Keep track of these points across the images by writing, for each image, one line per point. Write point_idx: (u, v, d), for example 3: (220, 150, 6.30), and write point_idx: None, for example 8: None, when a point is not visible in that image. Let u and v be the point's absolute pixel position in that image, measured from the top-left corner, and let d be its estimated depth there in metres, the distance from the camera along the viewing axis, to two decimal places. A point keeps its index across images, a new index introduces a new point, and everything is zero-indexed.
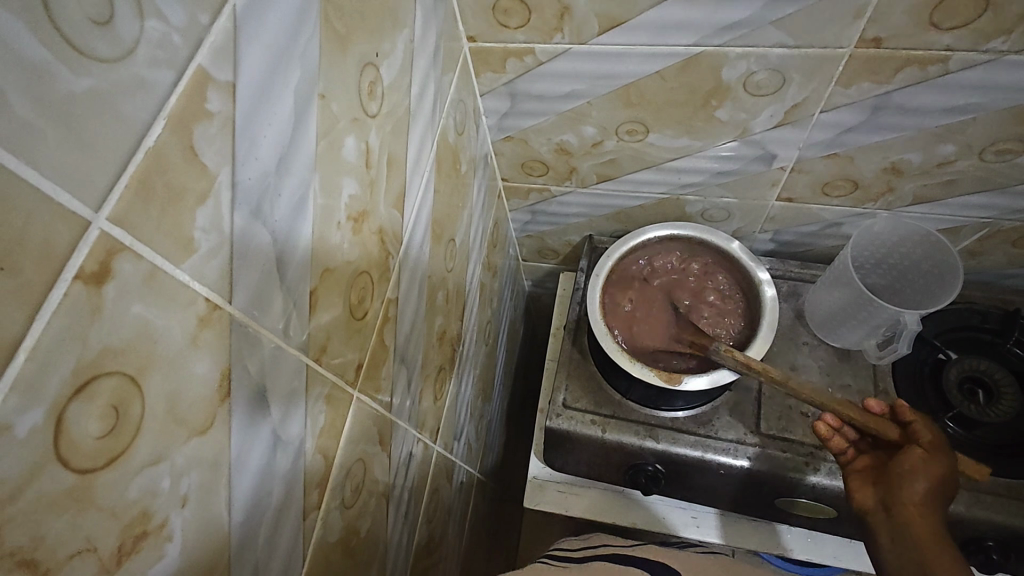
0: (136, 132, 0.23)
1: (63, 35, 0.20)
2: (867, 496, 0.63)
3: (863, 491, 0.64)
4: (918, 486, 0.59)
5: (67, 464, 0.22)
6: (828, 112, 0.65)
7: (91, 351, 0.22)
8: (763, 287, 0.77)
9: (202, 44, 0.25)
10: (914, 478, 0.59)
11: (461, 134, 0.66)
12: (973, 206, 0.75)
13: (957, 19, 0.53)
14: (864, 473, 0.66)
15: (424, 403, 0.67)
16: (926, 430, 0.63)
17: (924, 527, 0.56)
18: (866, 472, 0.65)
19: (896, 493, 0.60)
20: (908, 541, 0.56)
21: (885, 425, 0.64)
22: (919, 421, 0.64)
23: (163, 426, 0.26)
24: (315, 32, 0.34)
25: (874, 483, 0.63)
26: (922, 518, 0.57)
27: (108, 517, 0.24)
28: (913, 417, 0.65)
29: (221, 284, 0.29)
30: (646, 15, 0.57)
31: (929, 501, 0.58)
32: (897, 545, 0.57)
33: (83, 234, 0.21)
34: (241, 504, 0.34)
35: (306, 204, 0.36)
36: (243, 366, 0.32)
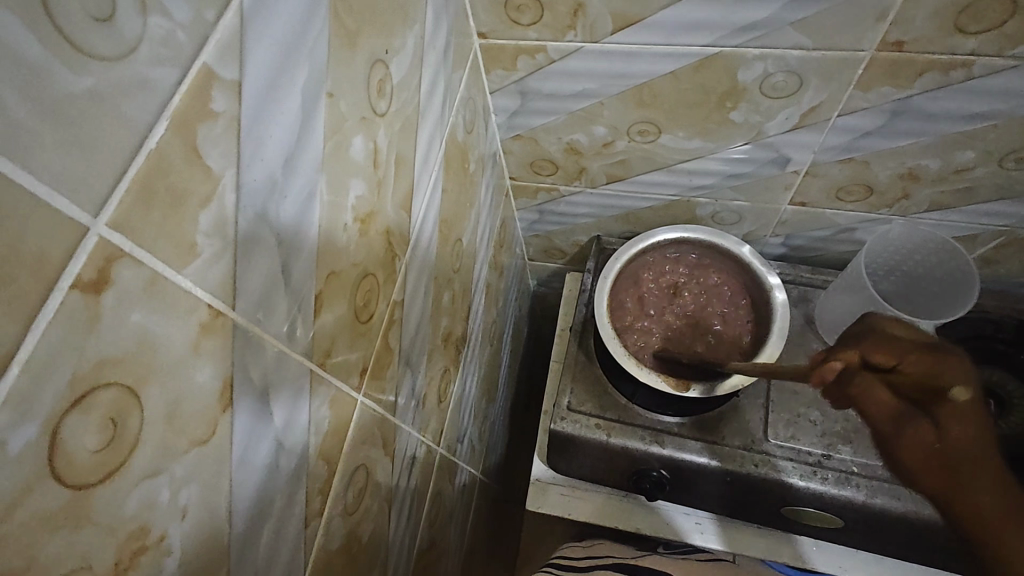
0: (137, 132, 0.22)
1: (62, 32, 0.19)
2: (983, 500, 0.44)
3: (989, 498, 0.44)
4: (883, 398, 0.47)
5: (61, 480, 0.21)
6: (845, 117, 0.64)
7: (88, 362, 0.21)
8: (774, 291, 0.76)
9: (207, 42, 0.24)
10: (876, 394, 0.47)
11: (470, 133, 0.65)
12: (990, 214, 0.73)
13: (984, 23, 0.52)
14: (976, 409, 0.46)
15: (428, 404, 0.66)
16: (909, 353, 0.48)
17: (973, 463, 0.44)
18: (913, 354, 0.48)
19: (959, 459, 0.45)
20: (947, 476, 0.45)
21: (932, 362, 0.48)
22: (896, 327, 0.52)
23: (163, 437, 0.25)
24: (324, 28, 0.33)
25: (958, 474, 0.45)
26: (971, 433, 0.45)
27: (104, 533, 0.23)
28: (896, 357, 0.48)
29: (223, 291, 0.28)
30: (662, 15, 0.55)
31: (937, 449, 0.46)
32: (936, 473, 0.45)
33: (81, 241, 0.20)
34: (242, 513, 0.33)
35: (312, 205, 0.35)
36: (246, 373, 0.31)
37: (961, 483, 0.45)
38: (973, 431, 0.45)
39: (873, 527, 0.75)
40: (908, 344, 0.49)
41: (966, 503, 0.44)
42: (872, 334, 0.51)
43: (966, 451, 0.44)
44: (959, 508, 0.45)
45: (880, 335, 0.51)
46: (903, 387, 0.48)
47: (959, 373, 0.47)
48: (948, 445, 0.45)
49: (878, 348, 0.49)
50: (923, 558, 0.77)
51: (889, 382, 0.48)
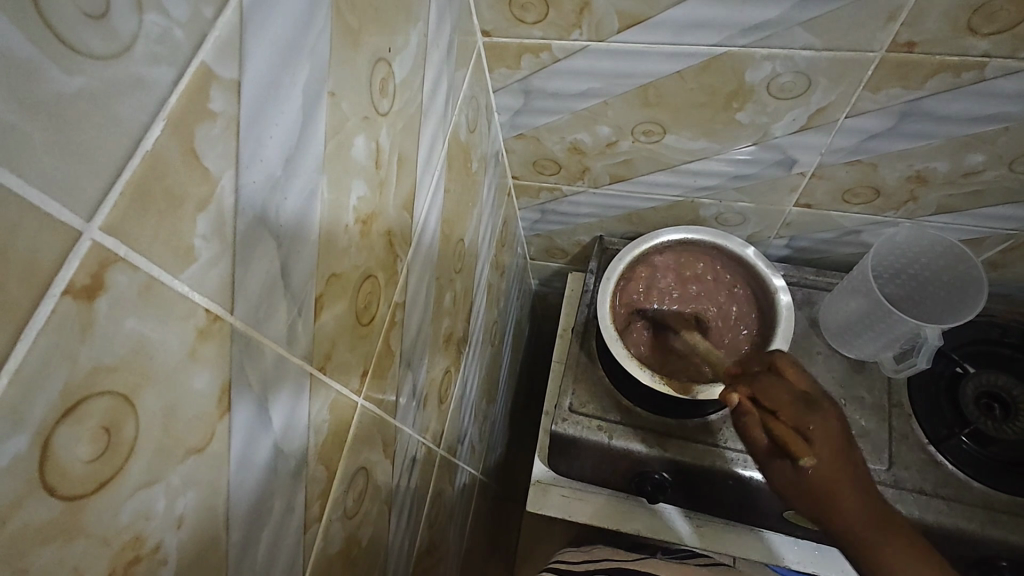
0: (132, 133, 0.21)
1: (53, 30, 0.18)
2: (854, 520, 0.55)
3: (851, 515, 0.55)
4: (761, 437, 0.58)
5: (53, 491, 0.20)
6: (853, 118, 0.63)
7: (81, 370, 0.20)
8: (779, 293, 0.76)
9: (205, 40, 0.24)
10: (753, 430, 0.58)
11: (473, 132, 0.64)
12: (999, 218, 0.72)
13: (997, 24, 0.51)
14: (833, 444, 0.55)
15: (429, 406, 0.66)
16: (785, 401, 0.57)
17: (836, 495, 0.54)
18: (784, 403, 0.57)
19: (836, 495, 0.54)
20: (815, 507, 0.55)
21: (802, 413, 0.56)
22: (795, 372, 0.60)
23: (159, 445, 0.25)
24: (325, 26, 0.32)
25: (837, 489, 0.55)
26: (826, 464, 0.54)
27: (98, 544, 0.23)
28: (776, 403, 0.57)
29: (222, 295, 0.27)
30: (668, 14, 0.55)
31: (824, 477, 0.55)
32: (807, 505, 0.55)
33: (74, 246, 0.20)
34: (240, 519, 0.32)
35: (313, 205, 0.34)
36: (245, 378, 0.30)
37: (828, 511, 0.55)
38: (830, 472, 0.54)
39: None
40: (788, 394, 0.57)
41: (841, 521, 0.55)
42: (765, 378, 0.60)
43: (825, 489, 0.54)
44: (837, 524, 0.56)
45: (775, 377, 0.59)
46: (775, 435, 0.56)
47: (821, 424, 0.55)
48: (807, 482, 0.55)
49: (768, 393, 0.58)
50: None
51: (767, 426, 0.57)
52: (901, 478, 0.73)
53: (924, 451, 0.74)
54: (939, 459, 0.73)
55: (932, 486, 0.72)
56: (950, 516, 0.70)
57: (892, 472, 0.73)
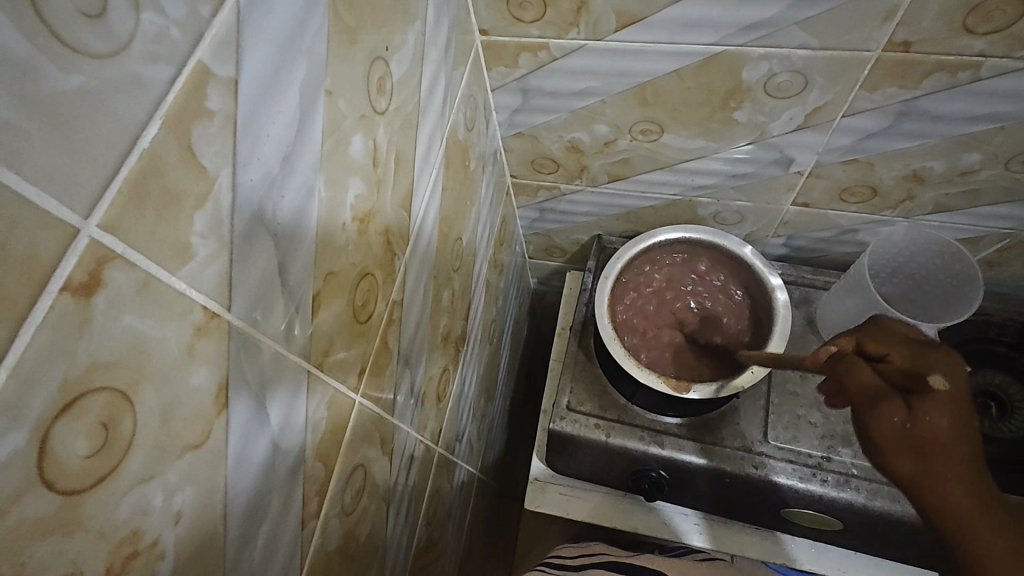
0: (130, 132, 0.21)
1: (51, 29, 0.18)
2: (951, 496, 0.45)
3: (959, 492, 0.44)
4: (867, 376, 0.49)
5: (51, 486, 0.20)
6: (850, 117, 0.63)
7: (79, 366, 0.21)
8: (775, 292, 0.75)
9: (202, 38, 0.24)
10: (857, 370, 0.49)
11: (471, 130, 0.64)
12: (995, 217, 0.73)
13: (993, 24, 0.51)
14: (957, 395, 0.45)
15: (427, 404, 0.66)
16: (895, 345, 0.51)
17: (946, 454, 0.45)
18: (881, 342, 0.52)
19: (947, 454, 0.45)
20: (916, 461, 0.45)
21: (918, 351, 0.49)
22: (900, 328, 0.55)
23: (157, 440, 0.25)
24: (322, 25, 0.32)
25: (951, 450, 0.45)
26: (947, 423, 0.44)
27: (95, 539, 0.23)
28: (885, 347, 0.51)
29: (219, 292, 0.28)
30: (665, 13, 0.55)
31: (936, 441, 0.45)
32: (909, 460, 0.46)
33: (72, 243, 0.20)
34: (237, 516, 0.32)
35: (310, 203, 0.34)
36: (242, 375, 0.30)
37: (930, 471, 0.45)
38: (951, 421, 0.44)
39: (872, 530, 0.75)
40: (897, 338, 0.51)
41: (934, 493, 0.45)
42: (872, 329, 0.54)
43: (938, 439, 0.44)
44: (932, 498, 0.45)
45: (878, 328, 0.54)
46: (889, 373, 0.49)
47: (942, 363, 0.47)
48: (920, 431, 0.45)
49: (873, 338, 0.52)
50: (923, 561, 0.77)
51: (876, 367, 0.49)
52: None
53: None
54: None
55: None
56: None
57: None
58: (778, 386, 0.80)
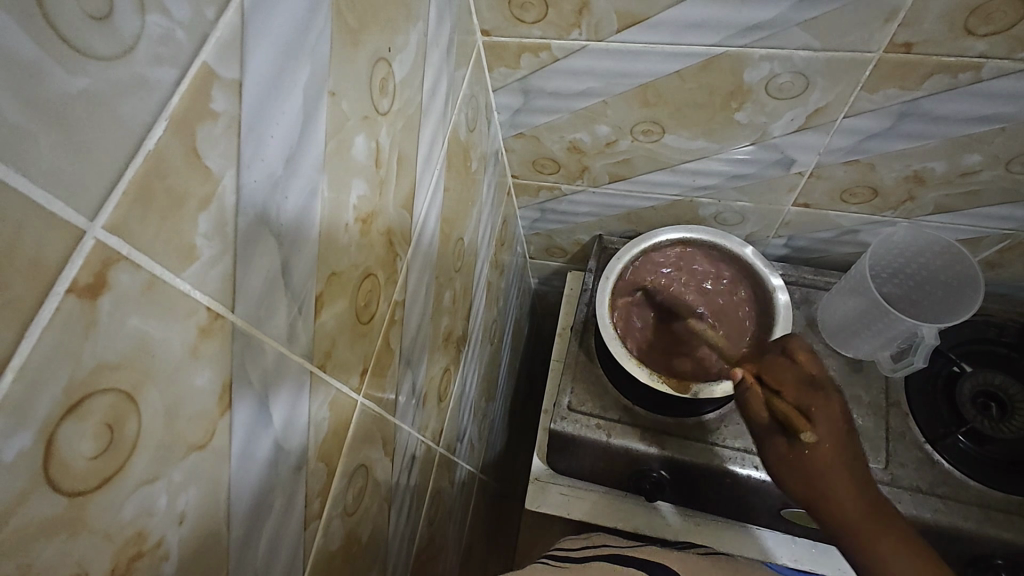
0: (135, 134, 0.21)
1: (58, 32, 0.18)
2: (846, 512, 0.53)
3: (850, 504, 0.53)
4: (762, 414, 0.58)
5: (57, 487, 0.21)
6: (852, 118, 0.63)
7: (84, 368, 0.21)
8: (776, 292, 0.76)
9: (207, 40, 0.24)
10: (757, 407, 0.59)
11: (472, 131, 0.64)
12: (996, 218, 0.73)
13: (995, 25, 0.51)
14: (829, 428, 0.55)
15: (428, 404, 0.66)
16: (790, 380, 0.58)
17: (831, 481, 0.54)
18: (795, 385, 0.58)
19: (828, 480, 0.54)
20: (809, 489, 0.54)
21: (806, 391, 0.57)
22: (805, 354, 0.60)
23: (161, 442, 0.25)
24: (326, 26, 0.33)
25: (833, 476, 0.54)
26: (829, 456, 0.54)
27: (101, 540, 0.23)
28: (779, 381, 0.59)
29: (223, 293, 0.28)
30: (667, 14, 0.55)
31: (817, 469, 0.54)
32: (801, 487, 0.55)
33: (78, 245, 0.20)
34: (241, 516, 0.32)
35: (314, 204, 0.35)
36: (246, 376, 0.30)
37: (822, 496, 0.54)
38: (828, 456, 0.54)
39: None
40: (793, 373, 0.59)
41: (830, 515, 0.54)
42: (776, 359, 0.61)
43: (820, 470, 0.54)
44: (835, 517, 0.54)
45: (782, 358, 0.61)
46: (777, 412, 0.56)
47: (822, 406, 0.56)
48: (807, 464, 0.54)
49: (773, 375, 0.59)
50: None
51: (770, 403, 0.58)
52: (898, 476, 0.73)
53: (921, 450, 0.74)
54: (936, 458, 0.74)
55: (929, 485, 0.73)
56: (947, 514, 0.71)
57: (890, 471, 0.74)
58: None
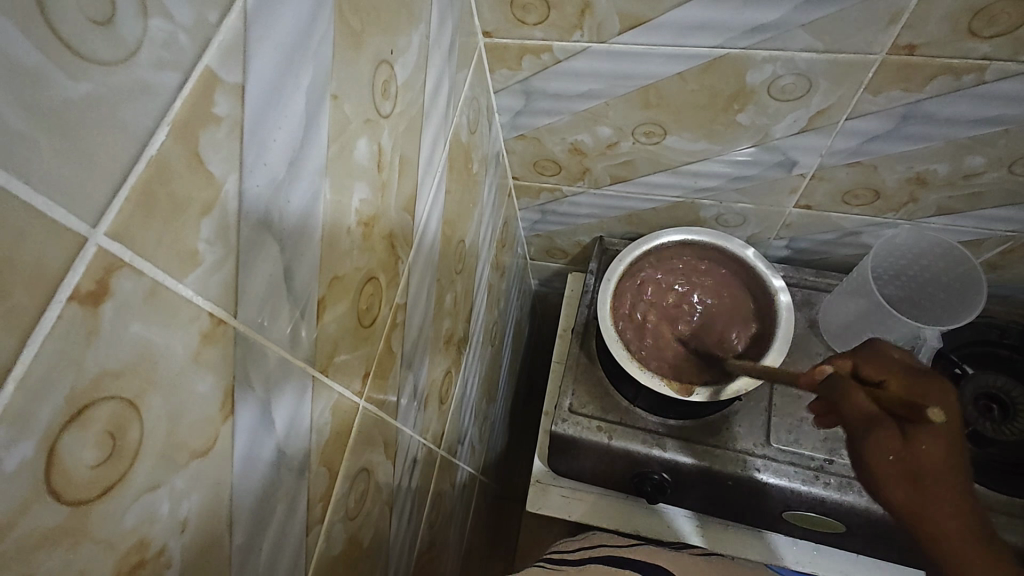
0: (138, 140, 0.21)
1: (60, 37, 0.18)
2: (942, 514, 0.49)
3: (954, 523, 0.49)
4: (864, 403, 0.50)
5: (59, 497, 0.20)
6: (854, 120, 0.63)
7: (86, 377, 0.20)
8: (779, 294, 0.76)
9: (209, 44, 0.24)
10: (854, 395, 0.51)
11: (473, 132, 0.64)
12: (998, 219, 0.73)
13: (998, 27, 0.51)
14: (950, 427, 0.49)
15: (430, 406, 0.66)
16: (893, 374, 0.56)
17: (938, 475, 0.49)
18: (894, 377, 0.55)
19: (937, 475, 0.49)
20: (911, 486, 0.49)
21: (913, 383, 0.55)
22: (897, 353, 0.59)
23: (163, 449, 0.25)
24: (328, 28, 0.32)
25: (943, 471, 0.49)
26: (941, 451, 0.48)
27: (102, 549, 0.23)
28: (881, 373, 0.56)
29: (226, 299, 0.27)
30: (669, 16, 0.55)
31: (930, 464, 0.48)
32: (903, 480, 0.49)
33: (80, 252, 0.20)
34: (243, 522, 0.32)
35: (316, 208, 0.34)
36: (248, 381, 0.30)
37: (916, 491, 0.49)
38: (943, 446, 0.48)
39: (874, 533, 0.75)
40: (896, 365, 0.57)
41: (924, 517, 0.49)
42: (868, 355, 0.59)
43: (932, 462, 0.48)
44: (925, 524, 0.49)
45: (872, 353, 0.59)
46: (892, 402, 0.50)
47: (937, 395, 0.53)
48: (915, 459, 0.48)
49: (868, 366, 0.57)
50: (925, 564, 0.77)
51: (873, 393, 0.51)
52: None
53: None
54: None
55: None
56: None
57: None
58: (780, 390, 0.80)
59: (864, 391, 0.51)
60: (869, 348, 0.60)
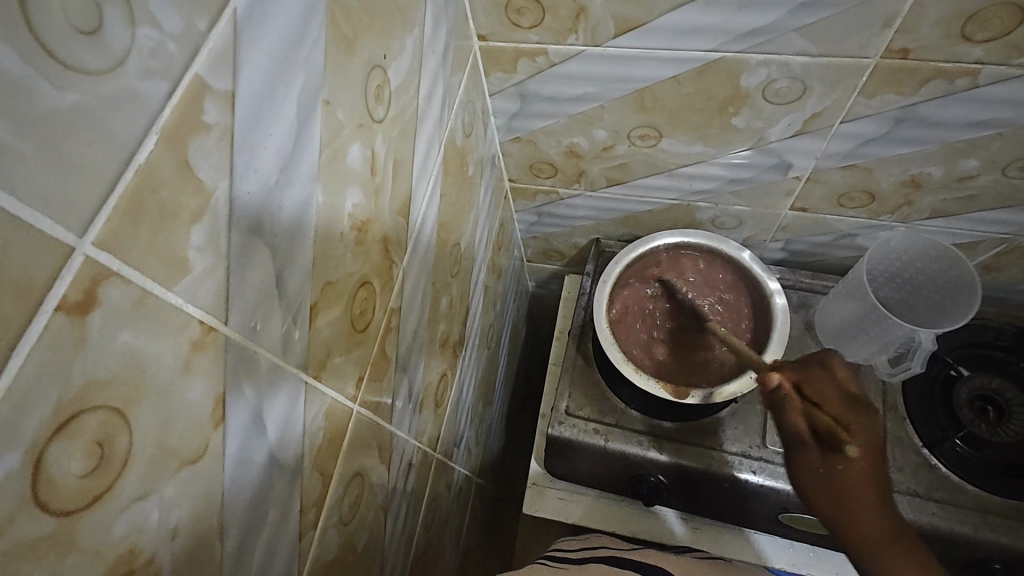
0: (126, 149, 0.21)
1: (46, 47, 0.18)
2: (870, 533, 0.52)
3: (868, 528, 0.52)
4: (797, 422, 0.56)
5: (46, 507, 0.20)
6: (849, 123, 0.63)
7: (74, 387, 0.20)
8: (773, 297, 0.76)
9: (199, 52, 0.24)
10: (795, 419, 0.56)
11: (469, 135, 0.64)
12: (993, 222, 0.73)
13: (991, 31, 0.51)
14: (869, 457, 0.53)
15: (425, 409, 0.66)
16: (832, 396, 0.57)
17: (861, 498, 0.52)
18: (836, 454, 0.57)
19: (862, 494, 0.52)
20: (835, 502, 0.52)
21: (847, 407, 0.56)
22: (845, 371, 0.59)
23: (152, 458, 0.25)
24: (320, 34, 0.32)
25: (873, 500, 0.52)
26: (859, 473, 0.52)
27: (91, 558, 0.23)
28: (823, 396, 0.57)
29: (216, 306, 0.27)
30: (664, 19, 0.55)
31: (858, 487, 0.52)
32: (826, 498, 0.53)
33: (67, 262, 0.20)
34: (235, 529, 0.32)
35: (308, 213, 0.34)
36: (239, 388, 0.30)
37: (847, 512, 0.52)
38: (860, 472, 0.52)
39: None
40: (837, 390, 0.57)
41: (852, 531, 0.53)
42: (809, 370, 0.59)
43: (856, 484, 0.52)
44: (850, 528, 0.53)
45: (827, 368, 0.59)
46: (818, 422, 0.54)
47: (862, 424, 0.55)
48: (835, 477, 0.53)
49: (814, 384, 0.58)
50: None
51: (809, 413, 0.55)
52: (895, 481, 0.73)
53: (918, 454, 0.74)
54: (933, 462, 0.74)
55: (926, 489, 0.72)
56: (944, 519, 0.71)
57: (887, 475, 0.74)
58: None
59: (802, 411, 0.56)
60: (823, 361, 0.60)
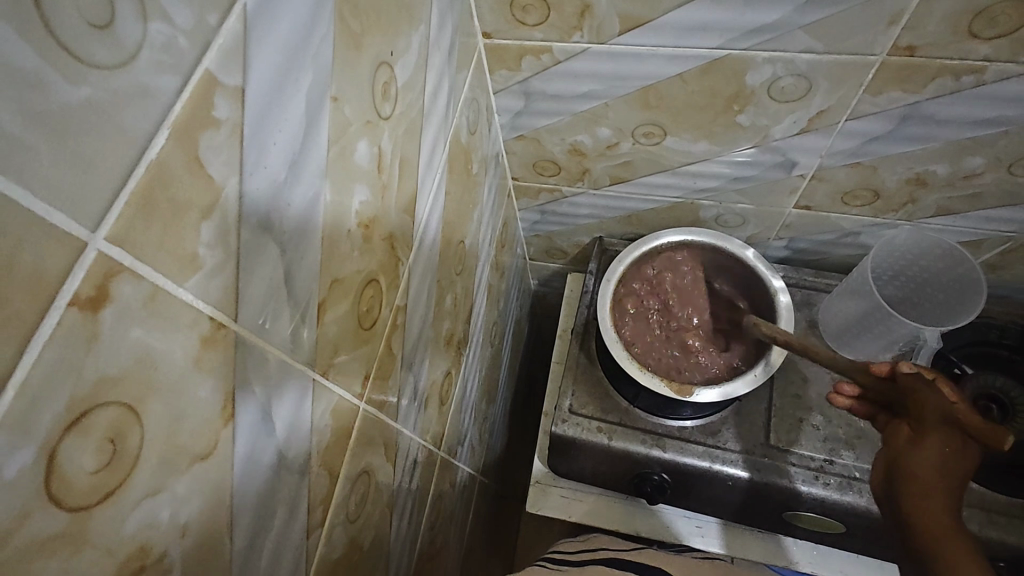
0: (137, 144, 0.21)
1: (59, 42, 0.18)
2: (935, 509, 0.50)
3: (938, 509, 0.50)
4: (933, 403, 0.55)
5: (59, 504, 0.20)
6: (854, 121, 0.63)
7: (86, 383, 0.20)
8: (777, 295, 0.76)
9: (209, 47, 0.24)
10: (927, 398, 0.56)
11: (473, 133, 0.64)
12: (997, 220, 0.73)
13: (998, 28, 0.51)
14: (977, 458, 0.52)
15: (430, 408, 0.66)
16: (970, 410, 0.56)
17: (942, 474, 0.51)
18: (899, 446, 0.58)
19: (947, 470, 0.51)
20: (928, 468, 0.52)
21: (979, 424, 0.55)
22: None
23: (163, 455, 0.25)
24: (328, 30, 0.32)
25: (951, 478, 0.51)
26: (955, 460, 0.52)
27: (102, 555, 0.23)
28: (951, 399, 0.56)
29: (226, 302, 0.27)
30: (669, 17, 0.55)
31: (947, 466, 0.51)
32: (924, 466, 0.52)
33: (79, 257, 0.19)
34: (244, 526, 0.32)
35: (316, 211, 0.34)
36: (248, 385, 0.30)
37: (923, 482, 0.51)
38: (959, 461, 0.52)
39: (874, 533, 0.75)
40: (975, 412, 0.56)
41: (919, 500, 0.51)
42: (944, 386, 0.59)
43: (959, 468, 0.52)
44: (917, 496, 0.51)
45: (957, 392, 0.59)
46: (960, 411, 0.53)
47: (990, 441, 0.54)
48: (943, 453, 0.52)
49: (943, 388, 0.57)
50: None
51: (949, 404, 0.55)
52: None
53: None
54: None
55: None
56: None
57: None
58: (779, 390, 0.80)
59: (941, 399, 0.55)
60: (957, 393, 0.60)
